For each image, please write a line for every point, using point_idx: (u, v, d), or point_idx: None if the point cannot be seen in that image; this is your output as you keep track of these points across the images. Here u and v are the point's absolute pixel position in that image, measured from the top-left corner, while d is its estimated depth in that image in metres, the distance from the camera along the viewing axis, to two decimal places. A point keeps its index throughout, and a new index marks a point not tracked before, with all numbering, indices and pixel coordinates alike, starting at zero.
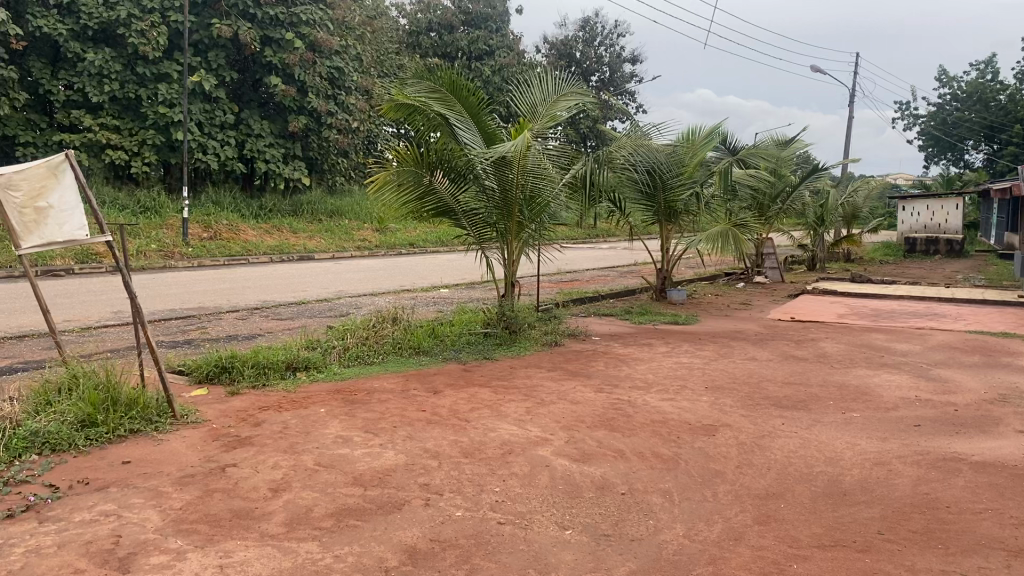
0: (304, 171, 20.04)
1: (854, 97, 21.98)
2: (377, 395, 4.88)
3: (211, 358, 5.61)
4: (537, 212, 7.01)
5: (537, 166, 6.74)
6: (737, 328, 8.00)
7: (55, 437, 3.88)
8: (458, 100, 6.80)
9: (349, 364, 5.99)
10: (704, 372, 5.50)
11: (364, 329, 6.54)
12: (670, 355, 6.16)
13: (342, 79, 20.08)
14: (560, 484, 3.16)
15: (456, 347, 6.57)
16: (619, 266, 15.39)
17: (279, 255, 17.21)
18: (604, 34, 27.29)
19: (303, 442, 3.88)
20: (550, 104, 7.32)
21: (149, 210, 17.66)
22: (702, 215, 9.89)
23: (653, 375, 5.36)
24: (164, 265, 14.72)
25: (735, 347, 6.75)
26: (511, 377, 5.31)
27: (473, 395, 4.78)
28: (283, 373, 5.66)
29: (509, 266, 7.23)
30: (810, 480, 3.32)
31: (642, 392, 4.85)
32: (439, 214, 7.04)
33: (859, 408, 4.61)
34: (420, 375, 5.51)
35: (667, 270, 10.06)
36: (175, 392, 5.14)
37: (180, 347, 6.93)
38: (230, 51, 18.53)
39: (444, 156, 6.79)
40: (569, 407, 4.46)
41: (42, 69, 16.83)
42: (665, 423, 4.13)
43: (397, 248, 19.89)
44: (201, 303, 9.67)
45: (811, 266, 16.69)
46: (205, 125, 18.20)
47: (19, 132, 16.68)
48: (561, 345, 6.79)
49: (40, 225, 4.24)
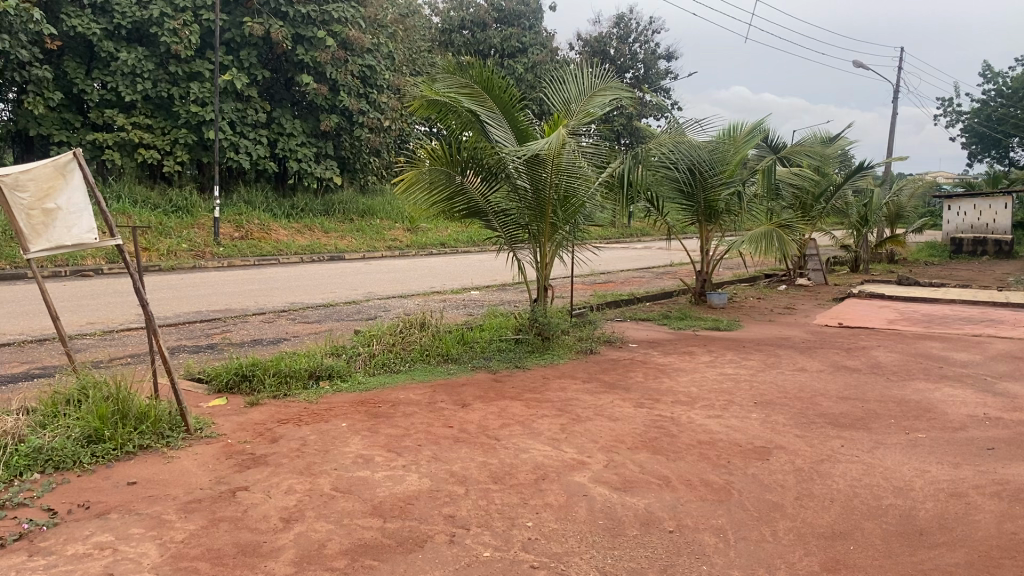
0: (336, 171, 19.97)
1: (898, 92, 21.31)
2: (403, 408, 4.60)
3: (232, 365, 5.38)
4: (571, 213, 6.69)
5: (571, 165, 6.41)
6: (781, 335, 7.60)
7: (60, 453, 3.65)
8: (489, 97, 6.51)
9: (374, 373, 5.71)
10: (751, 385, 5.15)
11: (390, 335, 6.27)
12: (714, 365, 5.80)
13: (374, 77, 19.93)
14: (600, 519, 2.84)
15: (486, 354, 6.28)
16: (655, 267, 15.03)
17: (310, 255, 17.06)
18: (639, 31, 26.88)
19: (322, 461, 3.60)
20: (585, 100, 7.02)
21: (180, 209, 17.60)
22: (743, 214, 9.53)
23: (697, 388, 5.01)
24: (193, 266, 14.60)
25: (782, 356, 6.38)
26: (546, 389, 5.00)
27: (503, 409, 4.48)
28: (305, 382, 5.40)
29: (542, 269, 6.92)
30: (880, 516, 2.96)
31: (685, 408, 4.51)
32: (469, 214, 6.76)
33: (924, 427, 4.23)
34: (449, 385, 5.21)
35: (707, 273, 9.71)
36: (192, 403, 4.91)
37: (203, 352, 6.73)
38: (262, 49, 18.36)
39: (474, 154, 6.49)
40: (608, 424, 4.14)
41: (77, 69, 16.81)
42: (713, 446, 3.78)
43: (428, 247, 19.67)
44: (229, 304, 9.52)
45: (854, 268, 16.19)
46: (237, 123, 18.11)
47: (54, 131, 16.70)
48: (596, 353, 6.46)
49: (48, 228, 4.01)
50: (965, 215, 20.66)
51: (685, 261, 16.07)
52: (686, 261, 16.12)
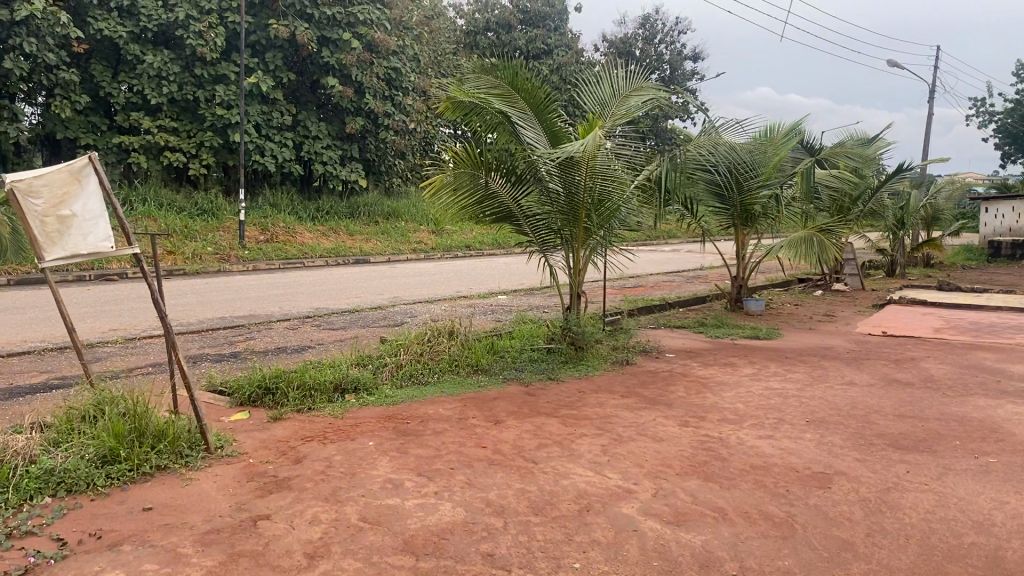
0: (361, 173, 19.86)
1: (934, 92, 20.83)
2: (433, 425, 4.35)
3: (255, 377, 5.18)
4: (605, 217, 6.41)
5: (607, 167, 6.14)
6: (824, 345, 7.29)
7: (73, 475, 3.45)
8: (521, 97, 6.27)
9: (402, 385, 5.48)
10: (800, 402, 4.86)
11: (417, 344, 6.04)
12: (758, 379, 5.52)
13: (400, 79, 19.80)
14: (654, 560, 2.59)
15: (517, 365, 6.03)
16: (686, 271, 14.73)
17: (335, 258, 16.95)
18: (665, 32, 26.58)
19: (349, 486, 3.37)
20: (620, 100, 6.77)
21: (206, 212, 17.54)
22: (781, 218, 9.26)
23: (744, 405, 4.73)
24: (218, 269, 14.48)
25: (828, 368, 6.08)
26: (583, 404, 4.74)
27: (539, 427, 4.23)
28: (331, 395, 5.18)
29: (575, 276, 6.65)
30: (963, 557, 2.69)
31: (733, 428, 4.23)
32: (499, 219, 6.51)
33: (993, 450, 3.93)
34: (481, 399, 4.97)
35: (743, 279, 9.43)
36: (213, 418, 4.71)
37: (224, 361, 6.53)
38: (288, 52, 18.27)
39: (504, 156, 6.23)
40: (653, 446, 3.87)
41: (103, 72, 16.78)
42: (768, 472, 3.51)
43: (454, 250, 19.50)
44: (253, 310, 9.36)
45: (890, 272, 15.79)
46: (263, 126, 18.02)
47: (80, 135, 16.68)
48: (632, 363, 6.19)
49: (63, 235, 3.81)
50: (1004, 218, 20.15)
51: (716, 265, 15.75)
52: (717, 265, 15.78)
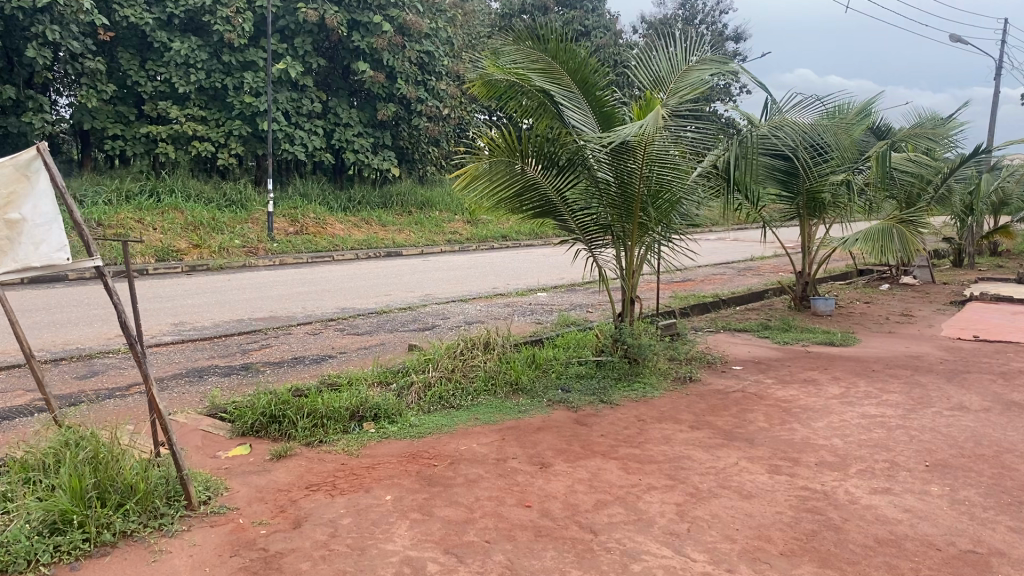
0: (394, 161, 19.17)
1: (1001, 69, 19.47)
2: (465, 470, 3.58)
3: (261, 402, 4.47)
4: (664, 211, 5.53)
5: (665, 153, 5.26)
6: (911, 354, 6.39)
7: (9, 549, 2.73)
8: (565, 72, 5.46)
9: (430, 409, 4.71)
10: (911, 436, 4.01)
11: (449, 358, 5.28)
12: (850, 403, 4.67)
13: (432, 64, 19.04)
14: None
15: (564, 382, 5.24)
16: (736, 262, 13.81)
17: (366, 250, 16.28)
18: (706, 12, 25.53)
19: (356, 568, 2.63)
20: (679, 77, 5.94)
21: (234, 203, 16.90)
22: (852, 205, 8.41)
23: (842, 443, 3.89)
24: (244, 264, 13.84)
25: (925, 385, 5.20)
26: (645, 440, 3.93)
27: (597, 474, 3.45)
28: (347, 424, 4.42)
29: (628, 278, 5.80)
30: None
31: (837, 478, 3.40)
32: (540, 213, 5.71)
33: None
34: (520, 431, 4.18)
35: (810, 276, 8.58)
36: (206, 458, 4.00)
37: (234, 376, 5.83)
38: (318, 36, 17.60)
39: (545, 141, 5.40)
40: (745, 509, 3.06)
41: (130, 60, 16.18)
42: (900, 551, 2.69)
43: (489, 241, 18.73)
44: (274, 312, 8.68)
45: (957, 261, 14.70)
46: (292, 114, 17.35)
47: (108, 125, 16.16)
48: (697, 380, 5.35)
49: (11, 245, 3.07)
50: None
51: (768, 255, 14.82)
52: (769, 255, 14.81)
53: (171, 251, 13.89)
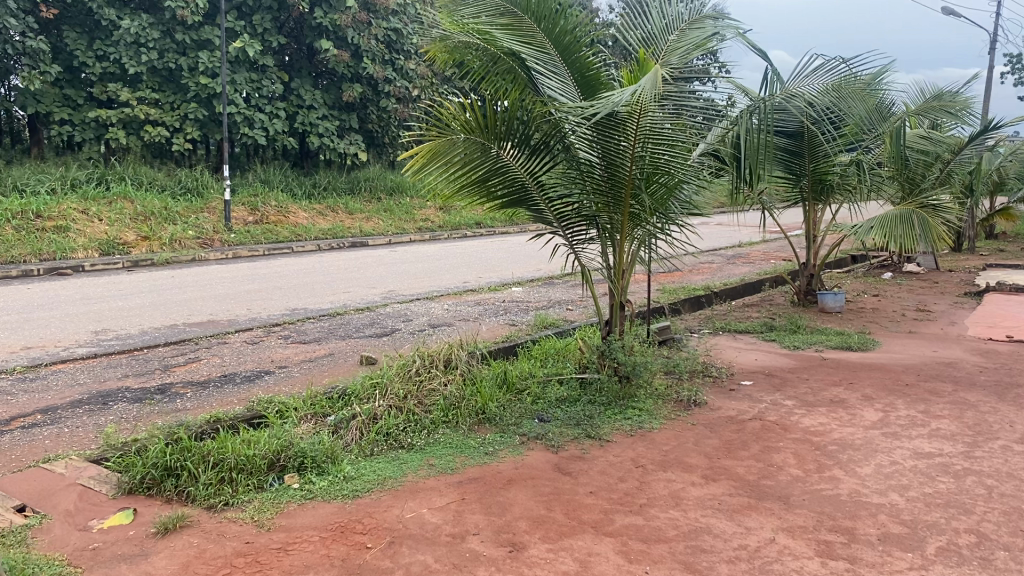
0: (361, 145, 18.12)
1: (995, 45, 18.68)
2: (408, 559, 2.62)
3: (155, 450, 3.49)
4: (662, 198, 4.56)
5: (662, 126, 4.31)
6: (944, 361, 5.51)
7: None
8: (539, 29, 4.49)
9: (374, 452, 3.75)
10: (995, 489, 3.10)
11: (402, 381, 4.33)
12: (896, 436, 3.76)
13: (401, 42, 17.97)
14: None
15: (542, 410, 4.30)
16: (725, 249, 12.92)
17: (332, 240, 15.23)
18: None
19: None
20: (676, 36, 4.97)
21: (190, 191, 15.76)
22: (861, 187, 7.56)
23: (904, 501, 2.98)
24: (193, 257, 12.74)
25: (977, 406, 4.31)
26: (648, 502, 2.99)
27: (588, 565, 2.51)
28: (263, 479, 3.45)
29: (617, 278, 4.84)
30: None
31: (914, 565, 2.48)
32: (511, 203, 4.73)
33: None
34: (486, 487, 3.24)
35: (815, 268, 7.72)
36: (71, 534, 3.03)
37: (145, 402, 4.84)
38: (277, 12, 16.53)
39: (515, 118, 4.43)
40: None
41: (77, 40, 14.85)
42: None
43: (462, 229, 17.75)
44: (214, 314, 7.67)
45: (957, 247, 13.93)
46: (252, 96, 16.20)
47: (54, 109, 14.90)
48: (701, 402, 4.41)
49: None
50: None
51: (757, 241, 13.93)
52: (758, 241, 13.96)
53: (117, 243, 12.75)
